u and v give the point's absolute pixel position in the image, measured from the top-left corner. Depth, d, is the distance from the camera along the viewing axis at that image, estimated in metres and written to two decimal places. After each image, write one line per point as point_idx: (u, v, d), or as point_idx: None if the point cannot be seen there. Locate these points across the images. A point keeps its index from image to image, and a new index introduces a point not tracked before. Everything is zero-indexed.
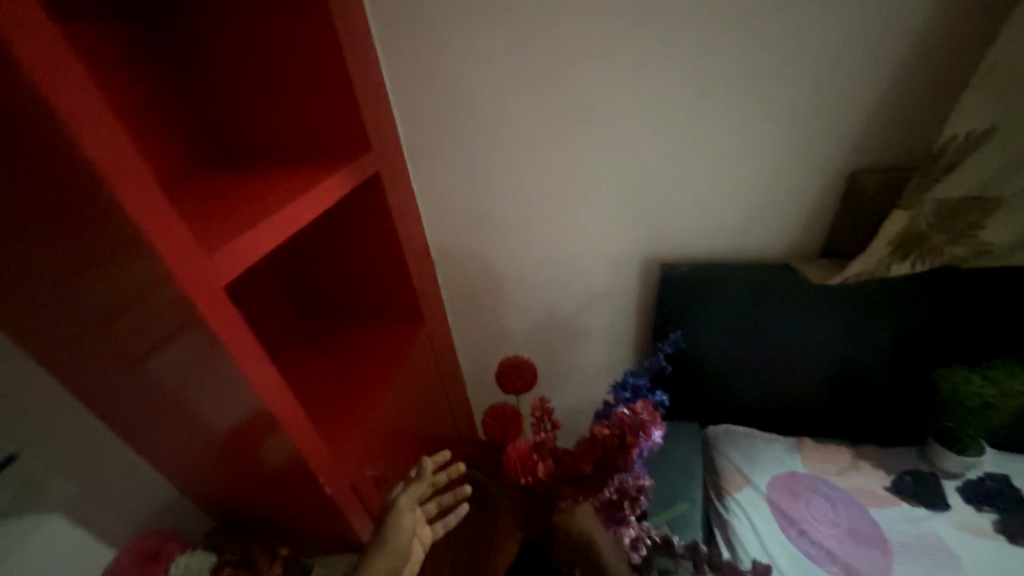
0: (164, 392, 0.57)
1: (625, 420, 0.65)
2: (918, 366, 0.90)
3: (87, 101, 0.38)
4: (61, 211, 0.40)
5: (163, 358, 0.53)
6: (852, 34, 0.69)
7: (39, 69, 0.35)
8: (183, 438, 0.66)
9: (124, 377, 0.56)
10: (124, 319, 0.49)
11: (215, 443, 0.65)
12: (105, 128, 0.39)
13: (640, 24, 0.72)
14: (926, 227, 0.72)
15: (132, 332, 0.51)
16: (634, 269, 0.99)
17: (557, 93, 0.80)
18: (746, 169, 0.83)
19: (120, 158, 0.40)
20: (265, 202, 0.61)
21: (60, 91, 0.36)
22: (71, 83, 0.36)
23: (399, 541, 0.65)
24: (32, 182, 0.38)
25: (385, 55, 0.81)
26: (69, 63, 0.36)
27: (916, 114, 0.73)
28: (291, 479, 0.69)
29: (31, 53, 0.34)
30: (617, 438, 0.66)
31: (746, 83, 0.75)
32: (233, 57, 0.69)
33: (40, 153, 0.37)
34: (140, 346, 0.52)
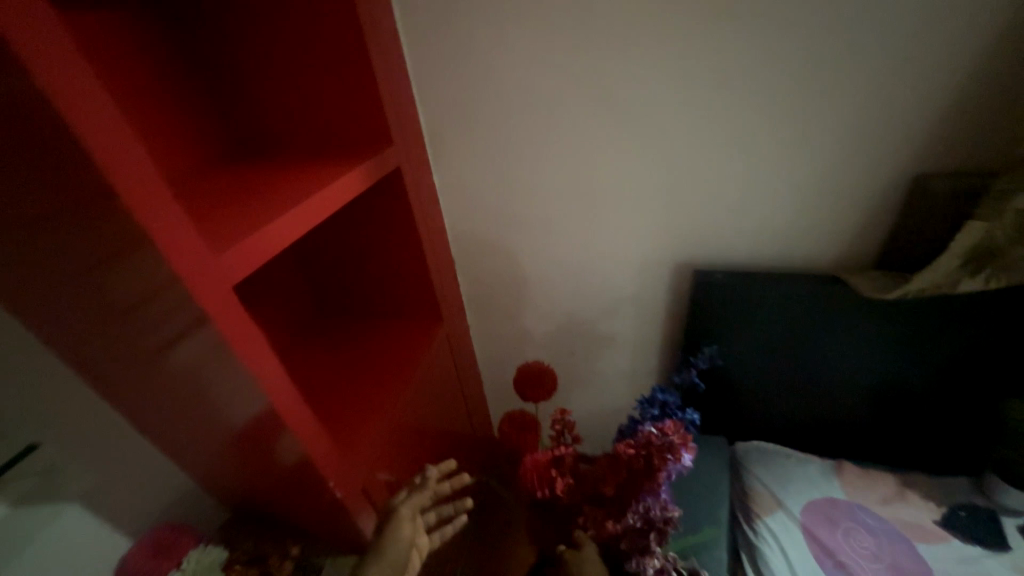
0: (177, 390, 0.56)
1: (652, 438, 0.61)
2: (979, 390, 0.82)
3: (93, 96, 0.35)
4: (64, 209, 0.38)
5: (175, 357, 0.51)
6: (930, 18, 0.61)
7: (40, 63, 0.32)
8: (197, 434, 0.65)
9: (138, 373, 0.55)
10: (131, 318, 0.48)
11: (228, 441, 0.64)
12: (110, 125, 0.37)
13: (684, 12, 0.66)
14: (1005, 241, 0.64)
15: (141, 330, 0.49)
16: (665, 274, 0.93)
17: (589, 85, 0.75)
18: (795, 169, 0.76)
19: (126, 156, 0.38)
20: (280, 197, 0.58)
21: (61, 86, 0.33)
22: (70, 72, 0.34)
23: (393, 552, 0.61)
24: (31, 180, 0.36)
25: (408, 42, 0.77)
26: (72, 56, 0.34)
27: (998, 113, 0.65)
28: (302, 480, 0.68)
29: (31, 44, 0.32)
30: (642, 458, 0.61)
31: (801, 76, 0.68)
32: (252, 44, 0.66)
33: (39, 150, 0.35)
34: (151, 344, 0.50)
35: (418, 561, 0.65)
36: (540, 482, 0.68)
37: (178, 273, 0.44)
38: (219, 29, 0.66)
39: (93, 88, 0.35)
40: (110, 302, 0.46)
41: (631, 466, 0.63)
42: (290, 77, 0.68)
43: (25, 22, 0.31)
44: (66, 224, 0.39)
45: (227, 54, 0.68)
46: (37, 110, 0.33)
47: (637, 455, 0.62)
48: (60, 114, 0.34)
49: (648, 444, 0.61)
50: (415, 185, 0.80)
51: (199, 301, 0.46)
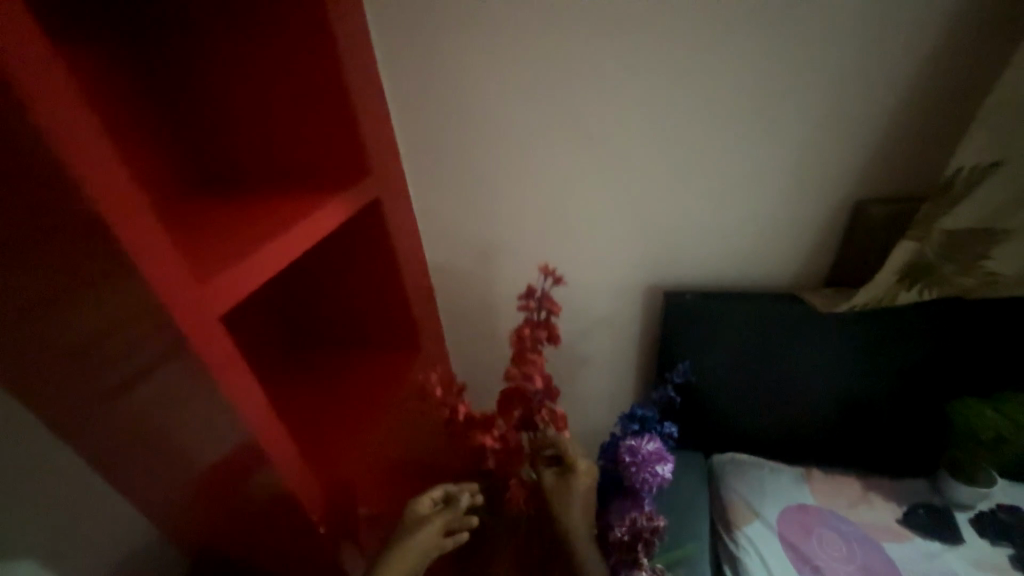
0: (128, 440, 0.52)
1: (529, 323, 0.72)
2: (926, 394, 0.89)
3: (92, 135, 0.37)
4: (25, 241, 0.37)
5: (133, 399, 0.48)
6: (854, 66, 0.70)
7: (42, 107, 0.34)
8: (153, 481, 0.60)
9: (84, 421, 0.51)
10: (80, 360, 0.44)
11: (187, 490, 0.60)
12: (106, 160, 0.38)
13: (641, 57, 0.73)
14: (934, 258, 0.72)
15: (89, 373, 0.46)
16: (638, 296, 0.97)
17: (559, 120, 0.80)
18: (751, 195, 0.82)
19: (118, 188, 0.39)
20: (261, 229, 0.59)
21: (63, 127, 0.35)
22: (58, 101, 0.35)
23: (412, 556, 0.63)
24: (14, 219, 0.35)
25: (387, 79, 0.80)
26: (72, 100, 0.36)
27: (917, 148, 0.75)
28: (280, 517, 0.66)
29: (37, 90, 0.34)
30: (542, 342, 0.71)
31: (749, 114, 0.75)
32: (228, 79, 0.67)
33: (32, 189, 0.35)
34: (101, 386, 0.47)
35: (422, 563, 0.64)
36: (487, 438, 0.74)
37: (157, 301, 0.44)
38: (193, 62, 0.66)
39: (83, 117, 0.36)
40: (62, 344, 0.43)
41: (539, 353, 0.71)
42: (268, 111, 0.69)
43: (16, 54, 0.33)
44: (26, 258, 0.37)
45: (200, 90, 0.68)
46: (20, 136, 0.34)
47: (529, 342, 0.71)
48: (49, 141, 0.35)
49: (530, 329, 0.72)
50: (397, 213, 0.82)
51: (183, 331, 0.46)
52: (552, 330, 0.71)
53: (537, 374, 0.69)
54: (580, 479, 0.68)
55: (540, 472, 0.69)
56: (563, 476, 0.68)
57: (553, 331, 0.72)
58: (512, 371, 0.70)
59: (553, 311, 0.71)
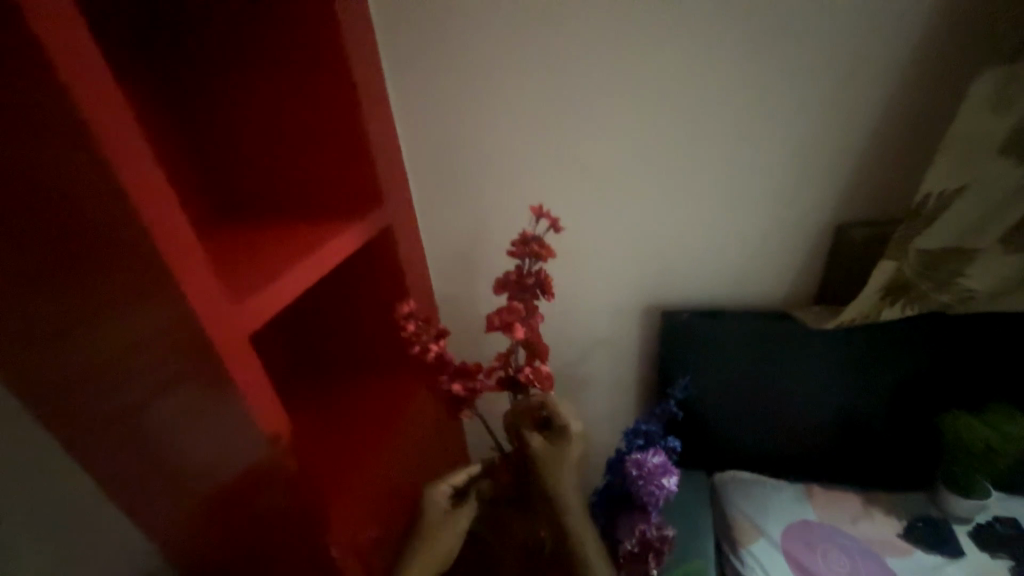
0: (157, 441, 0.56)
1: (519, 267, 0.69)
2: (917, 408, 0.92)
3: (149, 171, 0.42)
4: (103, 258, 0.43)
5: (167, 402, 0.53)
6: (826, 103, 0.76)
7: (113, 147, 0.39)
8: (171, 492, 0.63)
9: (121, 421, 0.55)
10: (125, 362, 0.50)
11: (205, 496, 0.63)
12: (159, 191, 0.43)
13: (632, 95, 0.79)
14: (911, 275, 0.77)
15: (131, 375, 0.51)
16: (637, 316, 1.01)
17: (559, 150, 0.85)
18: (738, 220, 0.88)
19: (171, 216, 0.44)
20: (284, 253, 0.62)
21: (129, 165, 0.41)
22: (128, 142, 0.41)
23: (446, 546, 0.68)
24: (92, 240, 0.42)
25: (399, 116, 0.86)
26: (139, 142, 0.41)
27: (891, 176, 0.81)
28: (292, 537, 0.66)
29: (110, 136, 0.39)
30: (533, 292, 0.69)
31: (731, 146, 0.81)
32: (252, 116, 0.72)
33: (104, 215, 0.41)
34: (142, 388, 0.52)
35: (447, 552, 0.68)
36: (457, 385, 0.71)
37: (196, 321, 0.47)
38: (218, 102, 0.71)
39: (143, 154, 0.42)
40: (110, 347, 0.49)
41: (528, 306, 0.70)
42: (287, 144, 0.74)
43: (96, 101, 0.38)
44: (99, 271, 0.44)
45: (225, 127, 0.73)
46: (99, 173, 0.39)
47: (517, 292, 0.69)
48: (117, 177, 0.40)
49: (520, 276, 0.69)
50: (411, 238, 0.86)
51: (216, 349, 0.49)
52: (543, 282, 0.68)
53: (520, 326, 0.66)
54: (572, 446, 0.67)
55: (528, 435, 0.67)
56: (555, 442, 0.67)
57: (545, 279, 0.68)
58: (494, 322, 0.66)
59: (544, 259, 0.68)
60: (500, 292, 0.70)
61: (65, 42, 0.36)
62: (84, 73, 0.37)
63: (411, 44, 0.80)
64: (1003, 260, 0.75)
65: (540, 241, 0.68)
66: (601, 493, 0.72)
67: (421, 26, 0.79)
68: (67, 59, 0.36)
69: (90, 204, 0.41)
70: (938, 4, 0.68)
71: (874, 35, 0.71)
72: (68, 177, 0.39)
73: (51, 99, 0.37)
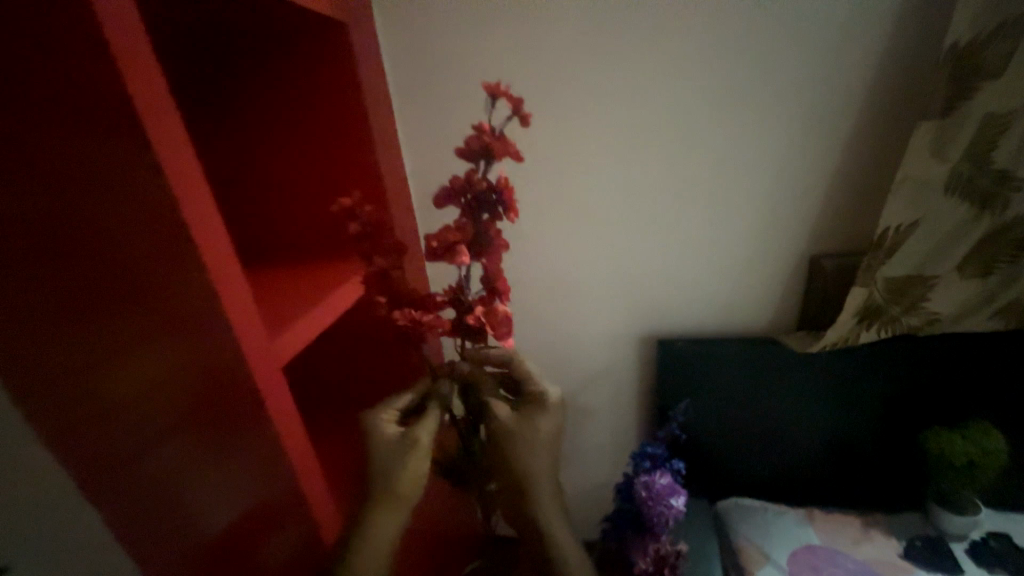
0: (170, 478, 0.57)
1: (473, 171, 0.54)
2: (903, 428, 0.97)
3: (207, 216, 0.46)
4: (162, 294, 0.47)
5: (186, 434, 0.55)
6: (792, 151, 0.87)
7: (182, 194, 0.43)
8: (175, 544, 0.61)
9: (139, 462, 0.56)
10: (159, 396, 0.53)
11: (213, 544, 0.61)
12: (216, 232, 0.47)
13: (622, 145, 0.88)
14: (882, 301, 0.85)
15: (162, 409, 0.53)
16: (635, 346, 1.06)
17: (557, 192, 0.93)
18: (723, 254, 0.96)
19: (226, 255, 0.48)
20: (308, 290, 0.66)
21: (193, 210, 0.44)
22: (197, 201, 0.44)
23: (412, 488, 0.57)
24: (155, 278, 0.46)
25: (410, 165, 0.94)
26: (201, 189, 0.45)
27: (855, 213, 0.90)
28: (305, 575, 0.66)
29: (180, 184, 0.43)
30: (489, 208, 0.55)
31: (711, 188, 0.90)
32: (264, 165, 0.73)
33: (168, 256, 0.45)
34: (170, 422, 0.54)
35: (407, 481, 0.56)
36: (403, 317, 0.60)
37: (239, 354, 0.50)
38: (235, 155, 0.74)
39: (206, 200, 0.45)
40: (139, 379, 0.51)
41: (482, 228, 0.56)
42: (299, 194, 0.76)
43: (171, 151, 0.42)
44: (156, 309, 0.48)
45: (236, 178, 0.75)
46: (169, 218, 0.43)
47: (467, 207, 0.55)
48: (183, 222, 0.44)
49: (472, 182, 0.54)
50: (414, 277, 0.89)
51: (256, 379, 0.52)
52: (501, 193, 0.54)
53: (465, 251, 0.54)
54: (548, 418, 0.63)
55: (495, 406, 0.64)
56: (526, 410, 0.64)
57: (505, 190, 0.54)
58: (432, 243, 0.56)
59: (503, 158, 0.53)
60: (445, 203, 0.55)
61: (149, 100, 0.40)
62: (171, 143, 0.42)
63: (421, 102, 0.89)
64: (959, 286, 0.84)
65: (503, 138, 0.52)
66: (612, 517, 0.74)
67: (431, 87, 0.87)
68: (158, 129, 0.41)
69: (158, 246, 0.45)
70: (875, 70, 0.80)
71: (824, 95, 0.82)
72: (146, 224, 0.44)
73: (140, 164, 0.41)
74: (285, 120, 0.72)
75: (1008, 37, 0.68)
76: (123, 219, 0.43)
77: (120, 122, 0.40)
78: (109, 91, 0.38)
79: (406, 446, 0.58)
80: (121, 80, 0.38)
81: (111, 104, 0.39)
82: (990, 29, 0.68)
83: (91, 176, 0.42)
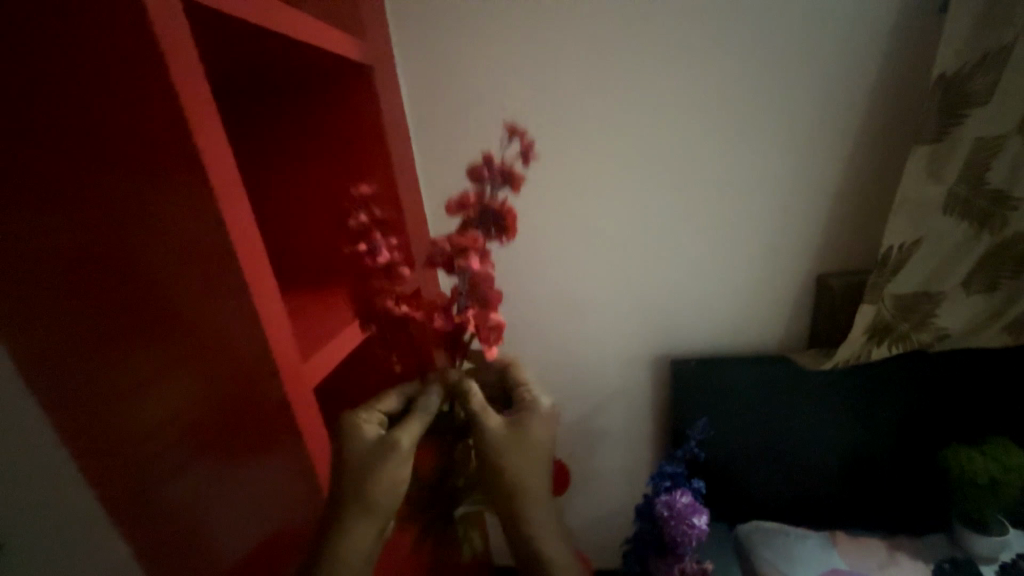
0: (205, 489, 0.60)
1: (478, 190, 0.55)
2: (921, 446, 0.96)
3: (252, 243, 0.49)
4: (207, 316, 0.51)
5: (221, 448, 0.58)
6: (793, 174, 0.90)
7: (231, 223, 0.47)
8: (207, 552, 0.64)
9: (178, 471, 0.59)
10: (196, 412, 0.56)
11: (243, 555, 0.64)
12: (258, 258, 0.50)
13: (629, 171, 0.93)
14: (890, 317, 0.86)
15: (200, 424, 0.56)
16: (647, 367, 1.07)
17: (567, 217, 0.97)
18: (731, 275, 0.98)
19: (266, 279, 0.51)
20: (335, 312, 0.69)
21: (241, 238, 0.48)
22: (245, 233, 0.48)
23: (386, 498, 0.54)
24: (203, 301, 0.50)
25: (427, 194, 0.99)
26: (247, 219, 0.49)
27: (859, 233, 0.93)
28: None
29: (230, 214, 0.47)
30: (483, 226, 0.55)
31: (716, 211, 0.94)
32: (292, 199, 0.78)
33: (216, 280, 0.49)
34: (206, 437, 0.57)
35: (383, 491, 0.54)
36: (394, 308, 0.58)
37: (275, 372, 0.53)
38: (263, 190, 0.78)
39: (251, 229, 0.49)
40: (179, 395, 0.55)
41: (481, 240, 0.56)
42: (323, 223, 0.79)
43: (224, 185, 0.46)
44: (201, 329, 0.51)
45: (264, 211, 0.79)
46: (219, 245, 0.47)
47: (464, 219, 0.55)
48: (231, 249, 0.47)
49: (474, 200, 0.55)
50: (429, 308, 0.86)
51: (291, 398, 0.54)
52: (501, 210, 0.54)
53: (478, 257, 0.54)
54: (538, 423, 0.62)
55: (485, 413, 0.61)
56: (516, 419, 0.62)
57: (504, 211, 0.53)
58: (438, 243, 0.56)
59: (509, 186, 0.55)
60: (456, 211, 0.54)
61: (207, 140, 0.44)
62: (225, 182, 0.46)
63: (438, 136, 0.94)
64: (966, 302, 0.85)
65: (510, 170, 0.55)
66: (634, 538, 0.74)
67: (447, 124, 0.94)
68: (213, 165, 0.45)
69: (209, 272, 0.48)
70: (867, 99, 0.85)
71: (821, 122, 0.87)
72: (198, 251, 0.48)
73: (199, 200, 0.45)
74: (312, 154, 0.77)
75: (992, 67, 0.72)
76: (179, 250, 0.48)
77: (181, 161, 0.44)
78: (178, 139, 0.43)
79: (389, 453, 0.55)
80: (188, 131, 0.43)
81: (178, 151, 0.44)
82: (973, 62, 0.73)
83: (154, 208, 0.46)
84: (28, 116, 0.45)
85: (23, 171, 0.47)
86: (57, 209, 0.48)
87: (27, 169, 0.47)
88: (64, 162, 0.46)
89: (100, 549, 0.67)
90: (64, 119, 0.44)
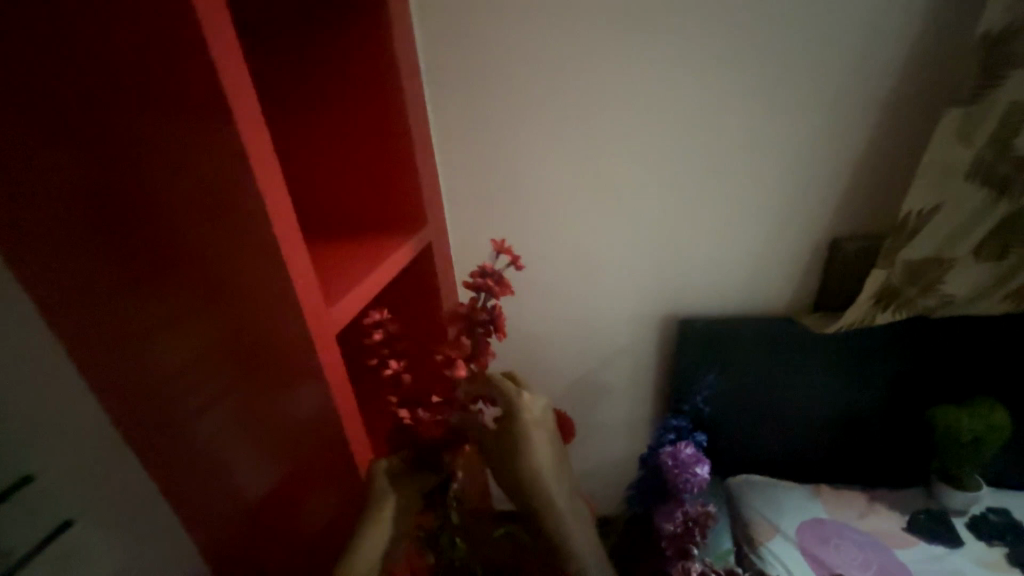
0: (222, 426, 0.62)
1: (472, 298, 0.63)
2: (910, 407, 1.01)
3: (274, 177, 0.47)
4: (230, 253, 0.49)
5: (240, 389, 0.58)
6: (818, 133, 0.88)
7: (254, 155, 0.44)
8: (225, 487, 0.66)
9: (197, 409, 0.61)
10: (213, 352, 0.56)
11: (258, 493, 0.66)
12: (281, 194, 0.48)
13: (652, 123, 0.89)
14: (899, 283, 0.87)
15: (217, 363, 0.57)
16: (655, 327, 1.09)
17: (584, 169, 0.94)
18: (745, 235, 0.98)
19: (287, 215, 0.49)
20: (358, 261, 0.68)
21: (264, 171, 0.45)
22: (267, 166, 0.46)
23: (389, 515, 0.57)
24: (223, 239, 0.48)
25: (438, 142, 0.95)
26: (268, 149, 0.46)
27: (878, 197, 0.92)
28: (332, 540, 0.69)
29: (250, 141, 0.44)
30: (478, 329, 0.64)
31: (736, 168, 0.92)
32: (305, 141, 0.75)
33: (238, 218, 0.47)
34: (225, 377, 0.58)
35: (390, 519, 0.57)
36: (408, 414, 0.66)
37: (299, 315, 0.52)
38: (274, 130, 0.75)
39: (272, 162, 0.46)
40: (191, 342, 0.56)
41: (476, 340, 0.65)
42: (335, 166, 0.77)
43: (245, 111, 0.43)
44: (221, 268, 0.50)
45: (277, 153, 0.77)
46: (239, 179, 0.45)
47: (464, 326, 0.64)
48: (254, 183, 0.45)
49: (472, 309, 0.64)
50: (431, 272, 0.83)
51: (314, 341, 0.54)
52: (494, 317, 0.62)
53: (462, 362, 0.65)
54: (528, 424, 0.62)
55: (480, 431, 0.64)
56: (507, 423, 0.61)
57: (496, 315, 0.62)
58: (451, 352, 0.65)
59: (498, 297, 0.61)
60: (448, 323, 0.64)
61: (224, 59, 0.41)
62: (245, 109, 0.43)
63: (452, 80, 0.89)
64: (974, 269, 0.86)
65: (501, 277, 0.61)
66: (638, 487, 0.79)
67: (461, 65, 0.88)
68: (233, 88, 0.42)
69: (231, 207, 0.47)
70: (906, 54, 0.81)
71: (855, 77, 0.83)
72: (217, 185, 0.46)
73: (219, 131, 0.43)
74: (322, 90, 0.72)
75: None
76: (199, 180, 0.46)
77: (199, 86, 0.41)
78: (196, 62, 0.40)
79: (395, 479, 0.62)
80: (208, 54, 0.40)
81: (197, 78, 0.41)
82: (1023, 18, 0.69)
83: (173, 137, 0.44)
84: (38, 28, 0.42)
85: (37, 94, 0.45)
86: (74, 139, 0.46)
87: (43, 92, 0.44)
88: (80, 86, 0.43)
89: (133, 475, 0.70)
90: (78, 38, 0.41)
